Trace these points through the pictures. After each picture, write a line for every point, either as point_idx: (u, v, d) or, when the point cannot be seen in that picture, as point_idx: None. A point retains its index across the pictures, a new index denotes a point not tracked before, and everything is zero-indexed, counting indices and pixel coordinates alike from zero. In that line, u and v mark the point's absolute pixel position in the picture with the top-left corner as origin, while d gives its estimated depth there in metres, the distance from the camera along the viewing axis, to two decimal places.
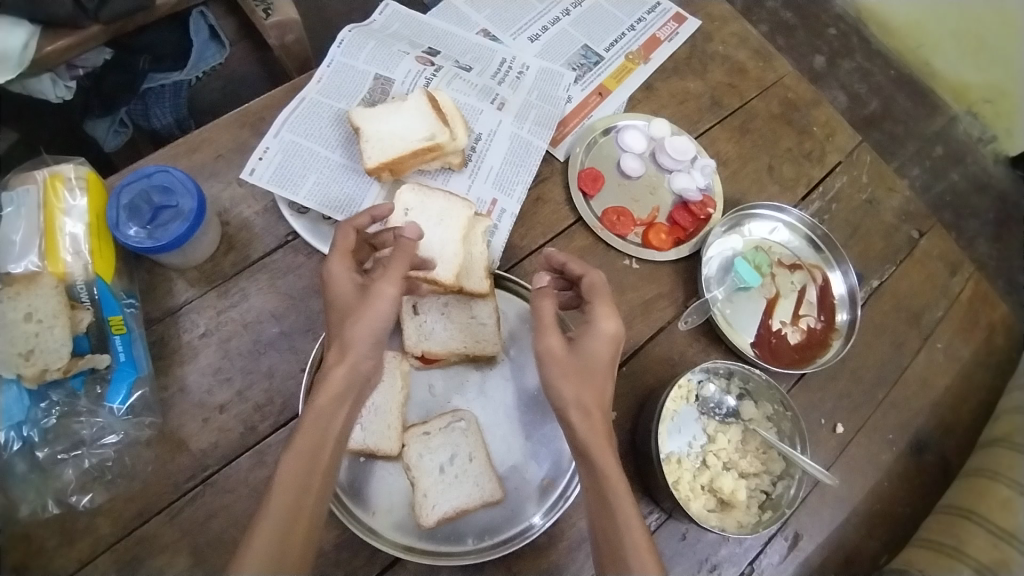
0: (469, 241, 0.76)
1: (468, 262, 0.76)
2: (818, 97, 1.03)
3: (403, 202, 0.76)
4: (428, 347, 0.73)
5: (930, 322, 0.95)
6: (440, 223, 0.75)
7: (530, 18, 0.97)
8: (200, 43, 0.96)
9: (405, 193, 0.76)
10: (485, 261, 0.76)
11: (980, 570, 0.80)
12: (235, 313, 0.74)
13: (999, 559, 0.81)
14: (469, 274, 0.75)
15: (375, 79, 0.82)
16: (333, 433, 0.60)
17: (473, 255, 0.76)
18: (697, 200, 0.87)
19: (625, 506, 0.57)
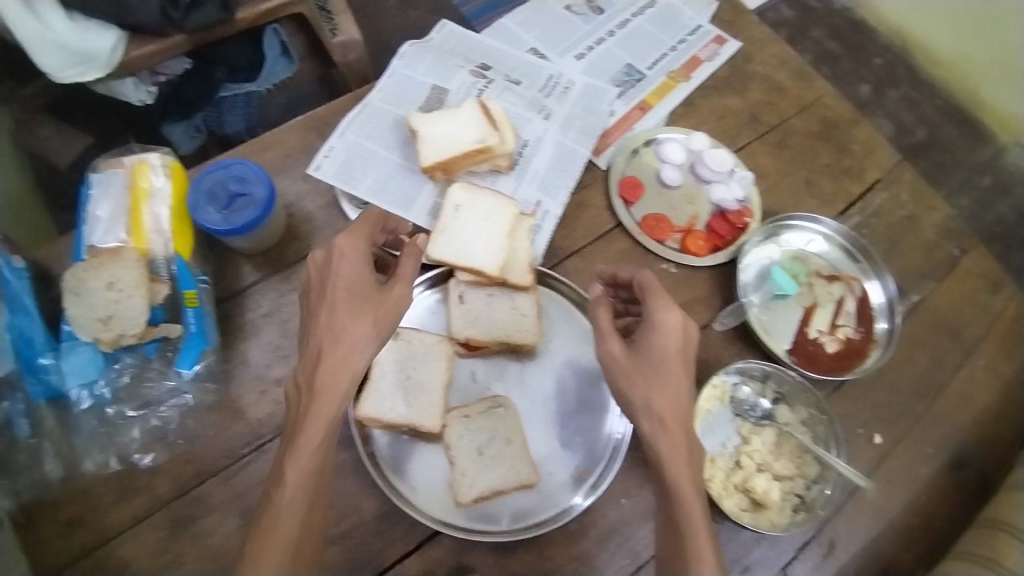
0: (513, 237, 0.81)
1: (512, 256, 0.80)
2: (857, 116, 1.05)
3: (453, 198, 0.81)
4: (474, 335, 0.77)
5: (971, 338, 0.95)
6: (485, 221, 0.80)
7: (577, 39, 1.03)
8: (271, 57, 1.06)
9: (455, 192, 0.81)
10: (528, 257, 0.80)
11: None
12: (295, 297, 0.80)
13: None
14: (513, 269, 0.80)
15: (431, 90, 0.89)
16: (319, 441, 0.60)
17: (518, 250, 0.81)
18: (734, 210, 0.90)
19: (693, 521, 0.60)
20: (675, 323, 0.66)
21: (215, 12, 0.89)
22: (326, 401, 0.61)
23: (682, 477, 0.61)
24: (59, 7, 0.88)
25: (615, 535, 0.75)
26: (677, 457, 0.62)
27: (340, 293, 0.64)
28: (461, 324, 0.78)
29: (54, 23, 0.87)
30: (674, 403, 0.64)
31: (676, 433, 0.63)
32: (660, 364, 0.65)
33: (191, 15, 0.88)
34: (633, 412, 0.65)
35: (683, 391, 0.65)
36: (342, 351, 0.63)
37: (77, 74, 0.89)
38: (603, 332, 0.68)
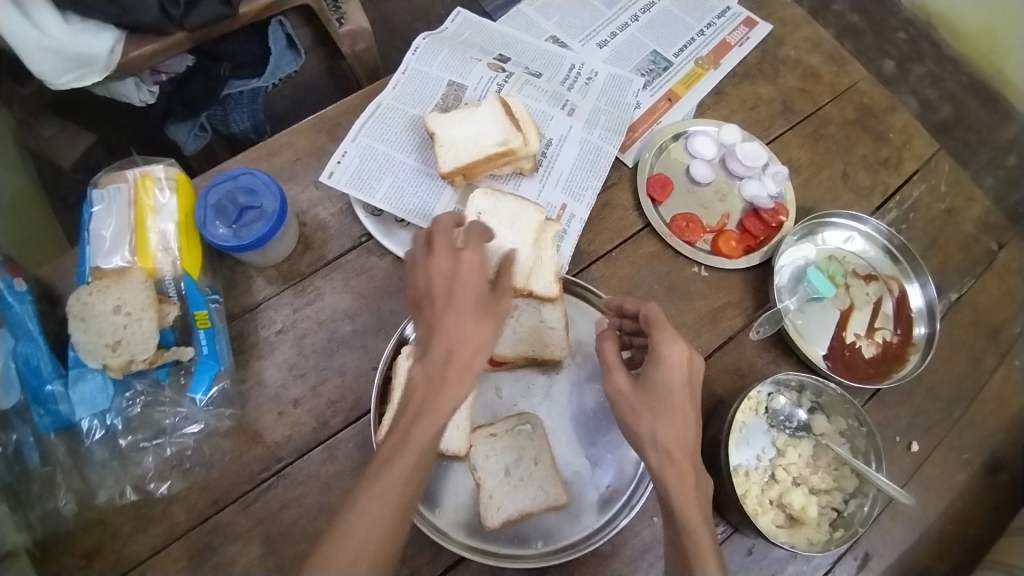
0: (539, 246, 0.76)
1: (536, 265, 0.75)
2: (894, 103, 0.99)
3: (474, 206, 0.76)
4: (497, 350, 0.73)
5: (1010, 337, 0.91)
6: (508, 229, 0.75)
7: (599, 24, 0.97)
8: (276, 52, 0.99)
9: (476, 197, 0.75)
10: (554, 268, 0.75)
11: None
12: (311, 311, 0.77)
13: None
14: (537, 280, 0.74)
15: (448, 85, 0.84)
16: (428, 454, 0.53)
17: (542, 258, 0.75)
18: (768, 207, 0.86)
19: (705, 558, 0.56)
20: (680, 357, 0.61)
21: (218, 11, 0.84)
22: (448, 403, 0.53)
23: (693, 512, 0.58)
24: (53, 9, 0.84)
25: (647, 555, 0.72)
26: (688, 494, 0.58)
27: (467, 301, 0.56)
28: None
29: (49, 26, 0.83)
30: (682, 436, 0.60)
31: (683, 465, 0.59)
32: (666, 400, 0.60)
33: (193, 12, 0.83)
34: (640, 446, 0.61)
35: (691, 424, 0.61)
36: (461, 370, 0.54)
37: (76, 79, 0.84)
38: (610, 365, 0.64)
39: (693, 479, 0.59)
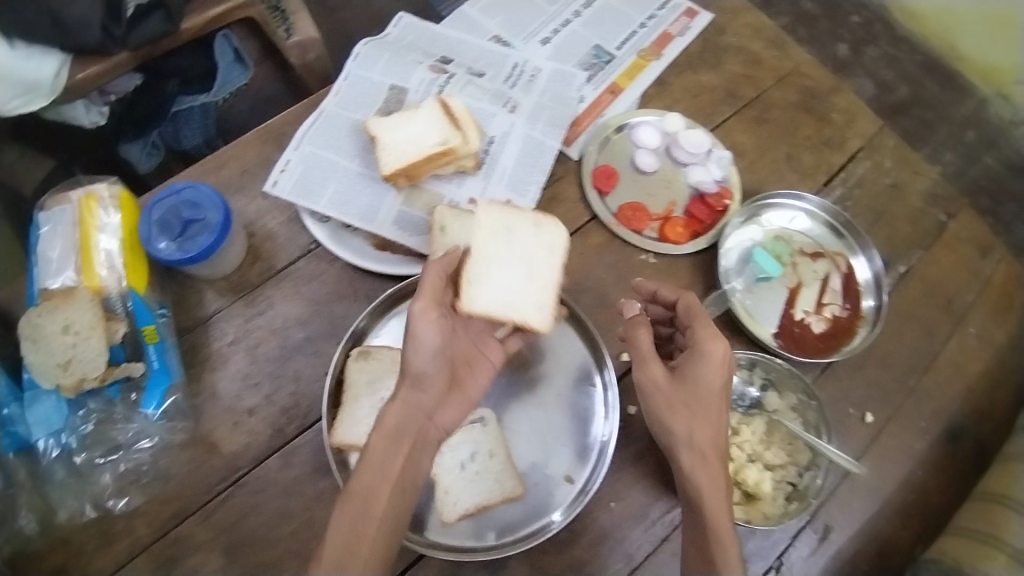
0: (535, 270, 0.73)
1: (528, 289, 0.72)
2: (837, 83, 1.01)
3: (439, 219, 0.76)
4: (526, 319, 0.71)
5: (962, 305, 0.93)
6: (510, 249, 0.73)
7: (541, 21, 0.98)
8: (224, 65, 1.04)
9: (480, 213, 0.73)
10: (552, 298, 0.72)
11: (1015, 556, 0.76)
12: (264, 320, 0.79)
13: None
14: (530, 307, 0.72)
15: (390, 90, 0.85)
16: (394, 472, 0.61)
17: (546, 281, 0.73)
18: (713, 192, 0.88)
19: (729, 559, 0.59)
20: (721, 355, 0.64)
21: (161, 27, 0.88)
22: (392, 416, 0.63)
23: (721, 515, 0.62)
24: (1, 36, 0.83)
25: (607, 540, 0.74)
26: (718, 496, 0.62)
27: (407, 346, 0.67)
28: None
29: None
30: (714, 438, 0.64)
31: (716, 466, 0.63)
32: (703, 398, 0.64)
33: (136, 29, 0.87)
34: (675, 444, 0.65)
35: (724, 425, 0.65)
36: (408, 391, 0.65)
37: (26, 105, 0.85)
38: (644, 355, 0.67)
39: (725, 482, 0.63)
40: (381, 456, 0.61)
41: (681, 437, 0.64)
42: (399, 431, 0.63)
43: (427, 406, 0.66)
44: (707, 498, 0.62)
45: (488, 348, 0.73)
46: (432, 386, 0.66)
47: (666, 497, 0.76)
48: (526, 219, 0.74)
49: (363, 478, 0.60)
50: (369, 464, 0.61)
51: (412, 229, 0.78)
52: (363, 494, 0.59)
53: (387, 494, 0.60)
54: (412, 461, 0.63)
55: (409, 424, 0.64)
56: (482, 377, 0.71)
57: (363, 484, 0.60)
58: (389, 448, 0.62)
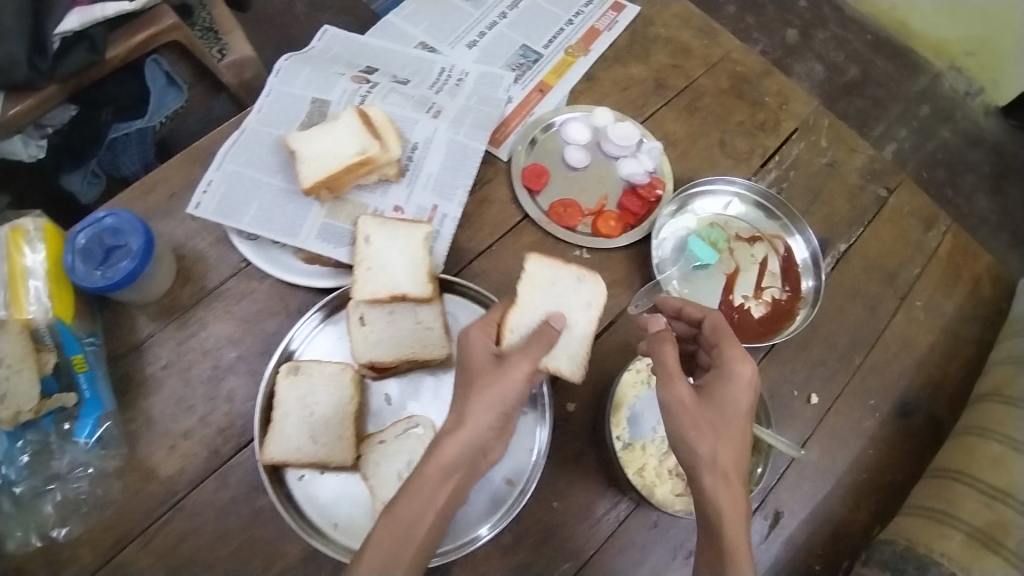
0: (572, 323, 0.75)
1: (567, 340, 0.74)
2: (768, 67, 1.01)
3: (364, 231, 0.77)
4: (559, 366, 0.72)
5: (906, 280, 0.92)
6: (551, 300, 0.75)
7: (467, 26, 0.98)
8: (158, 90, 1.02)
9: (531, 265, 0.76)
10: (585, 350, 0.74)
11: (972, 533, 0.72)
12: (196, 342, 0.78)
13: (994, 521, 0.72)
14: (564, 357, 0.73)
15: (312, 103, 0.85)
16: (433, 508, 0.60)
17: (582, 335, 0.75)
18: (644, 182, 0.88)
19: None
20: (749, 379, 0.63)
21: (86, 57, 0.88)
22: (449, 451, 0.61)
23: (739, 539, 0.58)
24: None
25: (550, 540, 0.73)
26: (738, 520, 0.59)
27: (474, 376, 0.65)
28: (363, 349, 0.74)
29: None
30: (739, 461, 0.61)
31: (737, 487, 0.60)
32: (731, 420, 0.62)
33: (62, 61, 0.87)
34: (695, 465, 0.61)
35: (746, 450, 0.62)
36: (479, 423, 0.62)
37: None
38: (669, 372, 0.63)
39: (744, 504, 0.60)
40: (428, 489, 0.60)
41: (705, 457, 0.60)
42: (453, 465, 0.61)
43: (488, 441, 0.63)
44: (725, 524, 0.58)
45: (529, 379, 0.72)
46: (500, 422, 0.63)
47: (609, 493, 0.76)
48: (571, 273, 0.77)
49: (406, 507, 0.59)
50: (415, 493, 0.60)
51: (336, 240, 0.78)
52: (403, 523, 0.59)
53: (428, 523, 0.59)
54: (456, 493, 0.61)
55: (466, 458, 0.61)
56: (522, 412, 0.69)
57: (405, 513, 0.59)
58: (441, 481, 0.60)
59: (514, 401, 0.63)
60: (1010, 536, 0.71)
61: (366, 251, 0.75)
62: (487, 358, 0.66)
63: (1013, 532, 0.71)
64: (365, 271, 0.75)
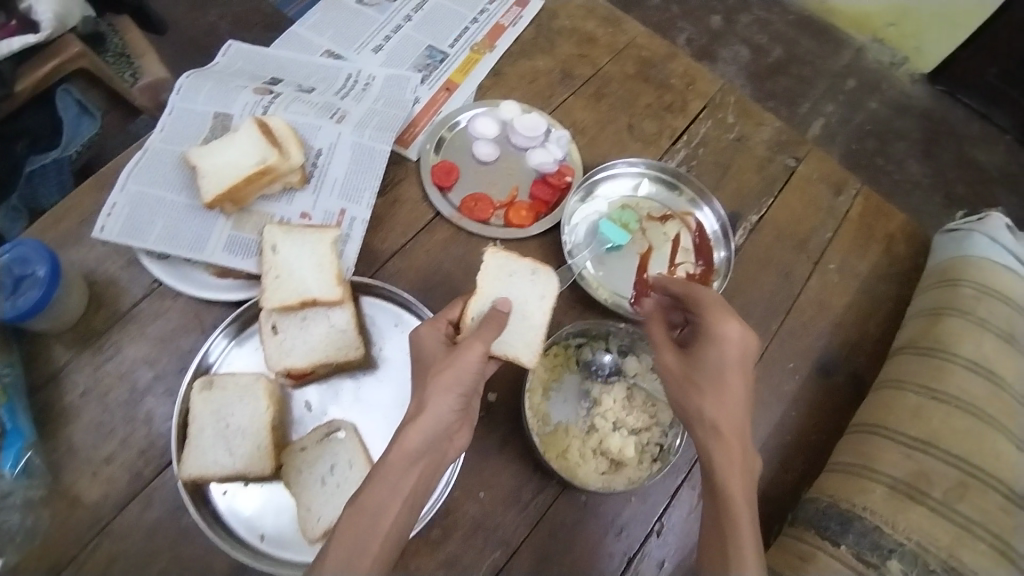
0: (529, 313, 0.76)
1: (522, 328, 0.75)
2: (673, 50, 1.04)
3: (269, 240, 0.77)
4: (517, 354, 0.74)
5: (818, 245, 0.95)
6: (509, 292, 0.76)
7: (372, 30, 0.99)
8: (71, 119, 1.03)
9: (489, 257, 0.76)
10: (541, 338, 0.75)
11: (894, 485, 0.73)
12: (111, 367, 0.77)
13: (917, 471, 0.74)
14: (522, 346, 0.74)
15: (215, 118, 0.84)
16: (403, 493, 0.61)
17: (539, 325, 0.76)
18: (554, 171, 0.89)
19: (744, 535, 0.59)
20: (733, 336, 0.67)
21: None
22: (414, 436, 0.62)
23: (734, 488, 0.62)
24: None
25: (479, 529, 0.74)
26: (731, 471, 0.63)
27: (430, 364, 0.67)
28: (276, 357, 0.74)
29: None
30: (740, 421, 0.65)
31: (730, 439, 0.64)
32: (717, 375, 0.66)
33: None
34: (689, 421, 0.67)
35: (739, 404, 0.65)
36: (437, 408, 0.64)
37: None
38: (658, 345, 0.72)
39: (736, 457, 0.63)
40: (394, 475, 0.61)
41: (694, 413, 0.65)
42: (418, 452, 0.63)
43: (449, 427, 0.65)
44: (718, 473, 0.63)
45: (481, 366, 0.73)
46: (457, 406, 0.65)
47: (536, 477, 0.77)
48: (527, 267, 0.78)
49: (374, 495, 0.60)
50: (382, 479, 0.61)
51: (243, 252, 0.78)
52: (369, 510, 0.60)
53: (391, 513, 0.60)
54: (420, 482, 0.63)
55: (429, 444, 0.63)
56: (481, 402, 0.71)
57: (370, 501, 0.60)
58: (405, 467, 0.62)
59: (470, 381, 0.65)
60: (932, 485, 0.73)
61: (272, 262, 0.75)
62: (441, 348, 0.68)
63: (934, 482, 0.73)
64: (273, 279, 0.75)
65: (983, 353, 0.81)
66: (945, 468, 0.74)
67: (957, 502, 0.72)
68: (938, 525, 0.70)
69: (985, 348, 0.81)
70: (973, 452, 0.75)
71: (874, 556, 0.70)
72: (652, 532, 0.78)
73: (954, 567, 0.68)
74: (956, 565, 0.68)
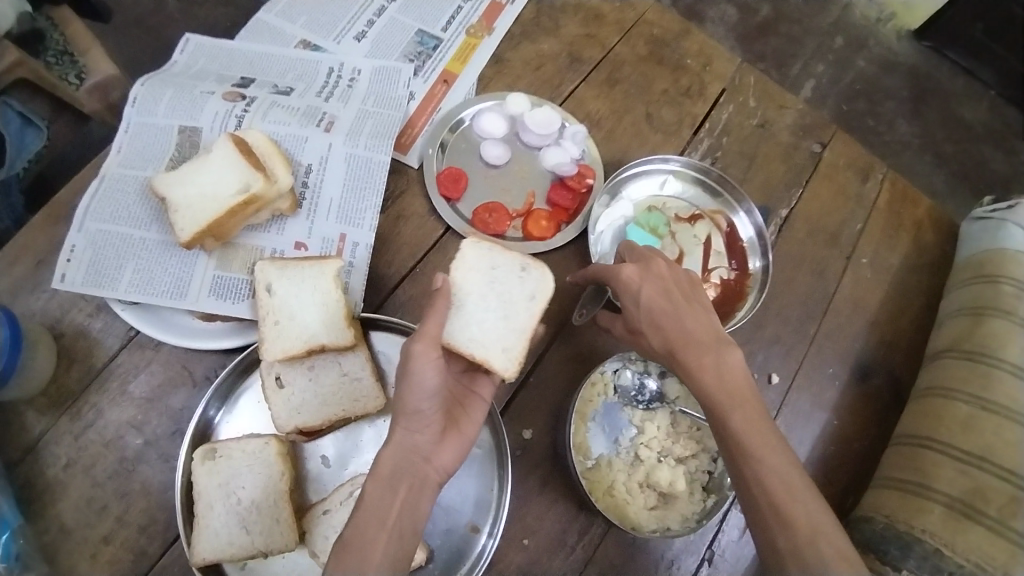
0: (510, 314, 0.68)
1: (500, 330, 0.68)
2: (686, 26, 0.94)
3: (262, 279, 0.67)
4: (488, 359, 0.66)
5: (849, 237, 0.89)
6: (491, 288, 0.69)
7: (352, 14, 0.87)
8: (15, 131, 0.89)
9: (467, 247, 0.69)
10: (522, 344, 0.67)
11: (950, 505, 0.70)
12: (92, 434, 0.66)
13: (973, 488, 0.70)
14: (496, 349, 0.67)
15: (180, 132, 0.74)
16: (388, 518, 0.55)
17: (520, 328, 0.68)
18: (572, 173, 0.80)
19: (756, 449, 0.55)
20: (630, 273, 0.65)
21: None
22: (386, 460, 0.57)
23: (714, 393, 0.59)
24: None
25: None
26: (713, 387, 0.59)
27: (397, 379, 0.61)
28: (284, 416, 0.66)
29: None
30: (691, 340, 0.61)
31: (683, 358, 0.61)
32: (642, 310, 0.64)
33: None
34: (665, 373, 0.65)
35: (682, 325, 0.62)
36: (401, 432, 0.59)
37: None
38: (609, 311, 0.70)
39: (699, 371, 0.60)
40: (375, 502, 0.55)
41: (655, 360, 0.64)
42: (394, 475, 0.57)
43: (424, 446, 0.59)
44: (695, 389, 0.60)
45: (478, 382, 0.67)
46: (427, 424, 0.59)
47: (582, 516, 0.71)
48: (513, 261, 0.70)
49: (357, 528, 0.54)
50: (365, 513, 0.55)
51: (233, 294, 0.69)
52: (356, 547, 0.53)
53: (383, 542, 0.53)
54: (410, 504, 0.56)
55: (405, 465, 0.57)
56: (477, 416, 0.64)
57: (356, 536, 0.53)
58: (385, 496, 0.56)
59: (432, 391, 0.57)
60: (988, 504, 0.69)
61: (265, 302, 0.66)
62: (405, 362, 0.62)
63: (991, 499, 0.69)
64: (273, 325, 0.66)
65: None
66: (998, 484, 0.70)
67: (1012, 519, 0.68)
68: (994, 544, 0.67)
69: None
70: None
71: None
72: (704, 562, 0.73)
73: None
74: None
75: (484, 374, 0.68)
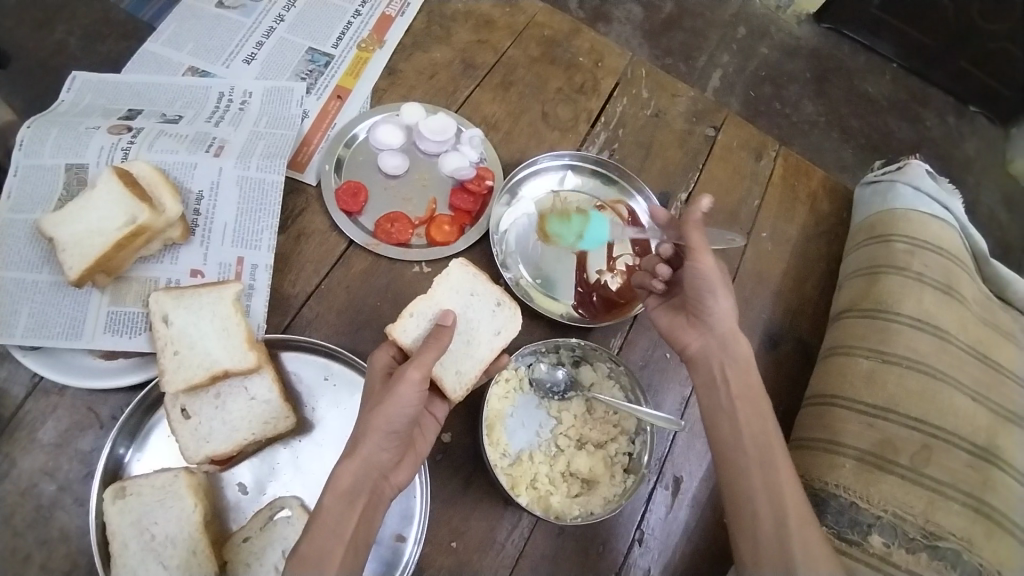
0: (473, 342, 0.70)
1: (461, 355, 0.69)
2: (576, 25, 0.97)
3: (159, 310, 0.67)
4: (439, 375, 0.68)
5: (749, 215, 0.92)
6: (461, 311, 0.71)
7: (240, 38, 0.86)
8: None
9: (454, 266, 0.71)
10: (477, 373, 0.69)
11: (862, 457, 0.73)
12: (5, 486, 0.64)
13: (881, 439, 0.74)
14: (450, 370, 0.68)
15: (67, 170, 0.73)
16: (346, 530, 0.55)
17: (479, 357, 0.70)
18: (471, 176, 0.81)
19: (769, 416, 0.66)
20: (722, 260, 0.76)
21: None
22: (347, 476, 0.56)
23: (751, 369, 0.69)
24: None
25: None
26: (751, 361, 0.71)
27: (371, 397, 0.61)
28: (193, 447, 0.65)
29: None
30: (725, 338, 0.71)
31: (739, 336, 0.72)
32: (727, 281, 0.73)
33: None
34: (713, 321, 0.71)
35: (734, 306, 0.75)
36: (371, 448, 0.57)
37: None
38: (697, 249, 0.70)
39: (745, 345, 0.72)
40: (334, 516, 0.55)
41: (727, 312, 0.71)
42: (355, 489, 0.56)
43: (385, 465, 0.59)
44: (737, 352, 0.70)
45: (432, 405, 0.68)
46: (395, 445, 0.59)
47: (510, 512, 0.71)
48: (490, 295, 0.72)
49: (314, 538, 0.53)
50: (322, 522, 0.54)
51: (131, 329, 0.68)
52: (313, 560, 0.52)
53: (341, 554, 0.53)
54: (363, 520, 0.56)
55: (364, 481, 0.57)
56: (432, 437, 0.66)
57: (313, 549, 0.53)
58: (343, 510, 0.55)
59: (406, 418, 0.58)
60: (898, 455, 0.73)
61: (164, 335, 0.66)
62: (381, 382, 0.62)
63: (899, 449, 0.74)
64: (173, 356, 0.65)
65: (924, 308, 0.82)
66: (906, 433, 0.75)
67: (920, 466, 0.73)
68: (907, 491, 0.71)
69: (925, 303, 0.83)
70: (926, 410, 0.76)
71: (856, 533, 0.69)
72: (634, 543, 0.74)
73: (932, 532, 0.70)
74: (933, 529, 0.70)
75: (440, 397, 0.69)
